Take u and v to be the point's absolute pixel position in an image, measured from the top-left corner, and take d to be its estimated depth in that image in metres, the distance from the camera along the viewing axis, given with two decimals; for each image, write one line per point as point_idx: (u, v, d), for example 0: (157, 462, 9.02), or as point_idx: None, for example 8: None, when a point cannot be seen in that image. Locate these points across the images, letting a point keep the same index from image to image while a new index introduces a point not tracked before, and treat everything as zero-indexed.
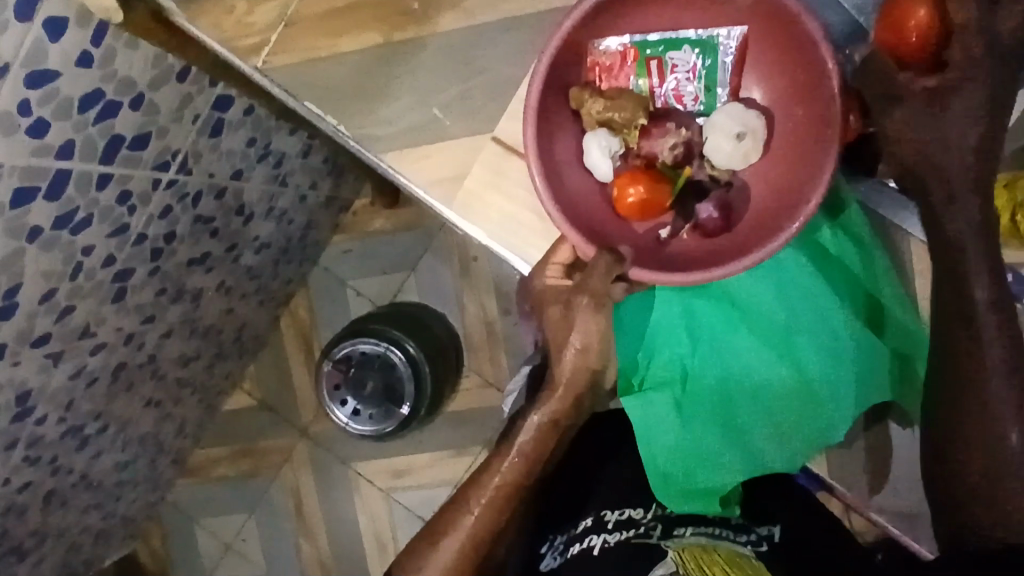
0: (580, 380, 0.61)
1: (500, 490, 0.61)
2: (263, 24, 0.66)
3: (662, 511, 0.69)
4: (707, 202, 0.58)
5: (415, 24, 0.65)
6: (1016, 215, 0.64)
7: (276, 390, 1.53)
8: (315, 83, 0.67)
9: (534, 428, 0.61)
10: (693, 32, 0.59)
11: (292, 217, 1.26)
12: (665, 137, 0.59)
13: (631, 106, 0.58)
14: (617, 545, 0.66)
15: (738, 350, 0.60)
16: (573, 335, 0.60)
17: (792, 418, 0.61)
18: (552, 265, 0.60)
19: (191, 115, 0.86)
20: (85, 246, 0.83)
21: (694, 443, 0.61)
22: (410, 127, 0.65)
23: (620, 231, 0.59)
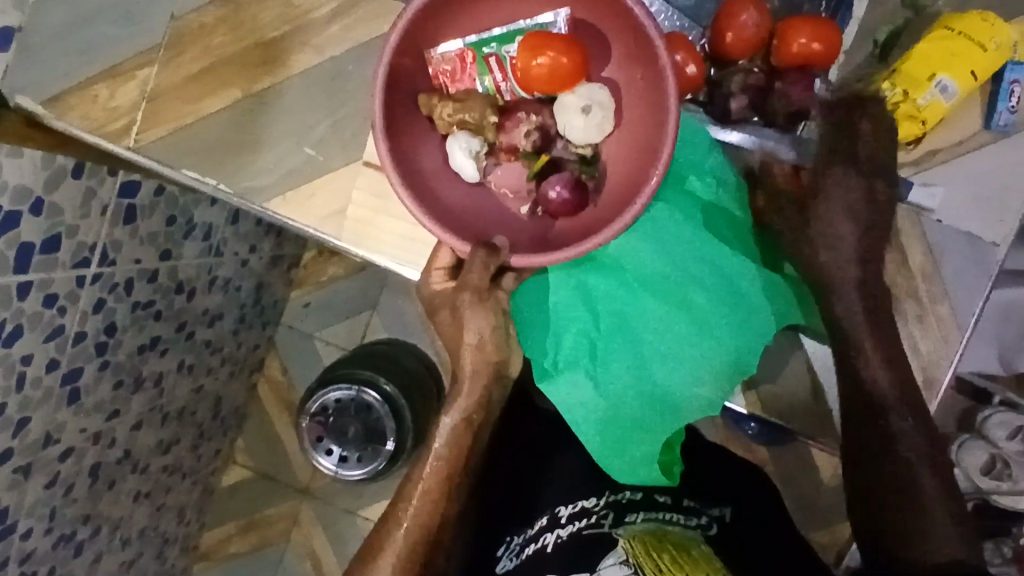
0: (482, 371, 0.65)
1: (428, 491, 0.67)
2: (127, 106, 0.68)
3: (613, 497, 0.75)
4: (563, 180, 0.61)
5: (271, 72, 0.68)
6: None
7: (270, 456, 1.54)
8: (188, 150, 0.68)
9: (448, 430, 0.67)
10: (523, 22, 0.64)
11: (239, 284, 1.28)
12: (520, 126, 0.62)
13: (480, 103, 0.61)
14: (569, 539, 0.72)
15: (637, 314, 0.65)
16: (467, 332, 0.64)
17: (702, 366, 0.65)
18: (438, 271, 0.64)
19: (99, 207, 0.88)
20: (22, 355, 0.85)
21: (614, 410, 0.66)
22: (288, 173, 0.67)
23: (499, 225, 0.63)
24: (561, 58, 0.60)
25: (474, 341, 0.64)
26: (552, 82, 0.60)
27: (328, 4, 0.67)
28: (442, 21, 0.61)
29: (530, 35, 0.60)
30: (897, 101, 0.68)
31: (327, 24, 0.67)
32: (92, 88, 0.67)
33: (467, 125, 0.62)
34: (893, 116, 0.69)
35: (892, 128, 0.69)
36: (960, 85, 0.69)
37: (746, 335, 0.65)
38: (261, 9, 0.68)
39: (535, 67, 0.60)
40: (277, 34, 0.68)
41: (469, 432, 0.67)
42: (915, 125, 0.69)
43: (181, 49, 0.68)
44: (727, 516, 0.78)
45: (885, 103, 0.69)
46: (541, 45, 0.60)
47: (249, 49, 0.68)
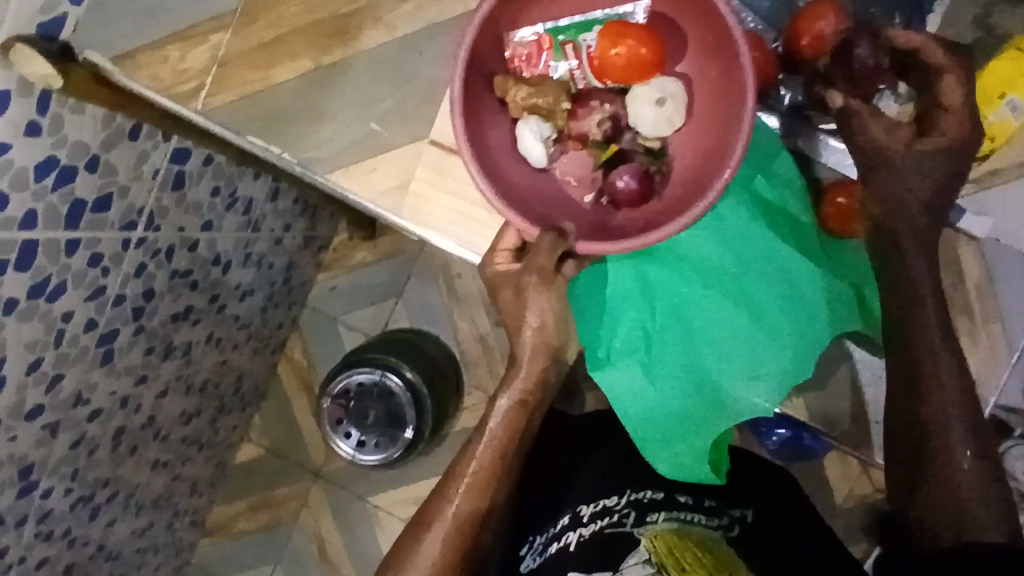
0: (542, 353, 0.67)
1: (479, 472, 0.69)
2: (197, 69, 0.68)
3: (636, 497, 0.80)
4: (630, 172, 0.62)
5: (342, 44, 0.68)
6: None
7: (284, 436, 1.54)
8: (254, 117, 0.69)
9: (503, 410, 0.69)
10: (600, 13, 0.65)
11: (271, 261, 1.28)
12: (591, 115, 0.63)
13: (553, 87, 0.62)
14: (591, 537, 0.78)
15: (693, 305, 0.67)
16: (529, 314, 0.65)
17: (757, 362, 0.66)
18: (502, 251, 0.64)
19: (150, 172, 0.88)
20: (63, 312, 0.86)
21: (667, 403, 0.67)
22: (353, 147, 0.67)
23: (563, 212, 0.64)
24: (637, 48, 0.61)
25: (535, 324, 0.66)
26: (627, 71, 0.62)
27: None
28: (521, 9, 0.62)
29: (609, 25, 0.61)
30: None
31: (400, 2, 0.67)
32: (163, 50, 0.68)
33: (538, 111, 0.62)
34: None
35: None
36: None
37: (800, 337, 0.66)
38: None
39: (612, 55, 0.61)
40: (348, 9, 0.68)
41: (524, 414, 0.69)
42: (986, 142, 0.70)
43: (253, 17, 0.68)
44: (750, 517, 0.81)
45: None
46: (618, 34, 0.61)
47: (321, 21, 0.68)
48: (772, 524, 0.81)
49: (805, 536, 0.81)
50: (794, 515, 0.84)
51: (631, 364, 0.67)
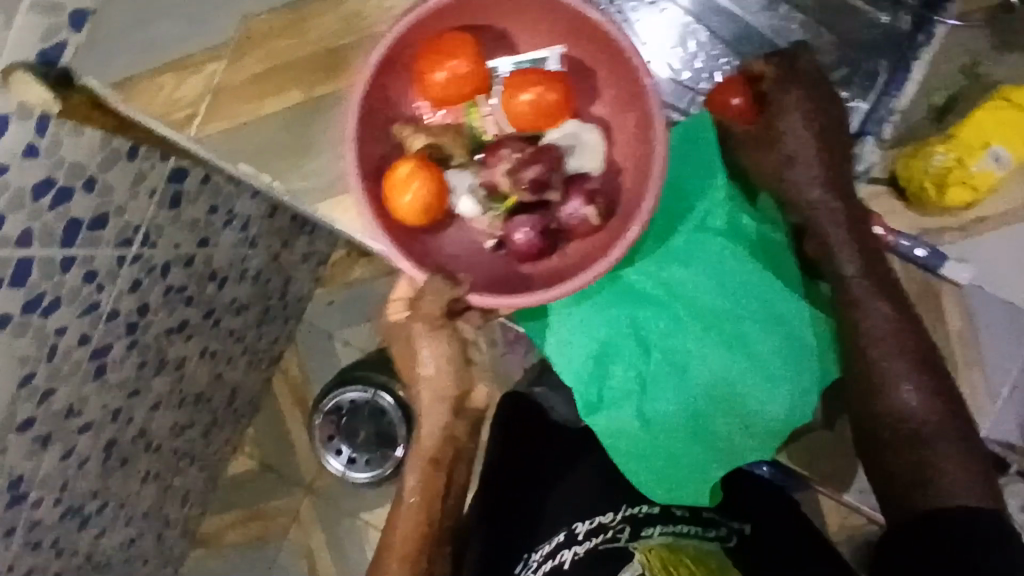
0: (437, 400, 0.74)
1: (410, 537, 0.75)
2: (192, 97, 0.69)
3: (631, 511, 0.76)
4: (523, 226, 0.72)
5: (331, 79, 0.70)
6: (927, 181, 0.74)
7: (277, 449, 1.55)
8: (244, 145, 0.70)
9: (418, 472, 0.75)
10: (528, 59, 0.77)
11: (268, 276, 1.29)
12: (502, 163, 0.72)
13: (456, 138, 0.75)
14: (586, 554, 0.73)
15: (679, 353, 0.73)
16: (423, 361, 0.72)
17: (734, 405, 0.73)
18: (398, 301, 0.74)
19: (147, 190, 0.89)
20: (57, 327, 0.87)
21: (655, 443, 0.74)
22: (326, 181, 0.71)
23: (469, 257, 0.76)
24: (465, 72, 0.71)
25: (428, 365, 0.72)
26: (421, 210, 0.71)
27: (394, 20, 0.70)
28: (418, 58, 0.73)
29: (512, 78, 0.73)
30: (951, 164, 0.74)
31: (390, 38, 0.69)
32: (158, 78, 0.68)
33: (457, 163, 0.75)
34: (946, 178, 0.74)
35: (945, 189, 0.75)
36: (1010, 154, 0.74)
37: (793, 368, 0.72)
38: (331, 16, 0.69)
39: (436, 83, 0.71)
40: (342, 44, 0.70)
41: (439, 471, 0.76)
42: (965, 191, 0.75)
43: (247, 49, 0.69)
44: (747, 529, 0.79)
45: (940, 165, 0.74)
46: (415, 168, 0.71)
47: (314, 54, 0.70)
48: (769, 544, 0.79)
49: (798, 543, 0.79)
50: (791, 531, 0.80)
51: (612, 406, 0.74)
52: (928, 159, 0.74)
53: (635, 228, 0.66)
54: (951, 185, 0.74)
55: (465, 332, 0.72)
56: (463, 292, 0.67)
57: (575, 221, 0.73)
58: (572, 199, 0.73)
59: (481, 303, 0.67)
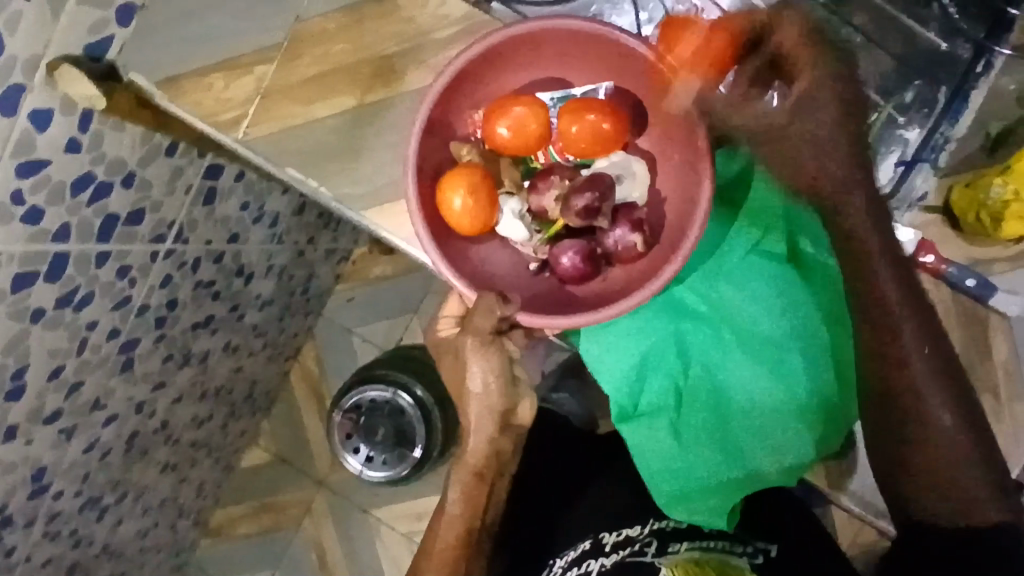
0: (484, 416, 0.72)
1: (447, 547, 0.78)
2: (240, 99, 0.68)
3: (659, 526, 0.77)
4: (567, 251, 0.69)
5: (385, 85, 0.68)
6: (983, 214, 0.77)
7: (291, 442, 1.55)
8: (294, 150, 0.68)
9: (457, 487, 0.76)
10: (576, 89, 0.71)
11: (292, 272, 1.29)
12: (550, 189, 0.68)
13: (507, 167, 0.72)
14: (613, 566, 0.75)
15: (721, 370, 0.70)
16: (471, 379, 0.70)
17: (773, 424, 0.70)
18: (447, 319, 0.74)
19: (183, 187, 0.89)
20: (88, 321, 0.87)
21: (691, 465, 0.70)
22: (385, 184, 0.68)
23: (513, 278, 0.72)
24: (527, 118, 0.67)
25: (479, 382, 0.70)
26: (473, 218, 0.67)
27: (449, 28, 0.67)
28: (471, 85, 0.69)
29: (569, 104, 0.68)
30: (1007, 198, 0.76)
31: (444, 47, 0.67)
32: (208, 77, 0.68)
33: (506, 190, 0.71)
34: (1003, 212, 0.77)
35: (1001, 224, 0.77)
36: None
37: (824, 401, 0.70)
38: (385, 23, 0.67)
39: (500, 133, 0.67)
40: (399, 49, 0.67)
41: (479, 486, 0.75)
42: (1017, 224, 0.77)
43: (299, 52, 0.68)
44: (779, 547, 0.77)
45: (996, 198, 0.76)
46: (468, 180, 0.67)
47: (367, 60, 0.68)
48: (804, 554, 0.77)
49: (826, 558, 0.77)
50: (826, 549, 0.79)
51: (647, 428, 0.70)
52: (984, 192, 0.77)
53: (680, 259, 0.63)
54: (1006, 219, 0.77)
55: (510, 348, 0.70)
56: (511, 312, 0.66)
57: (621, 249, 0.68)
58: (617, 226, 0.68)
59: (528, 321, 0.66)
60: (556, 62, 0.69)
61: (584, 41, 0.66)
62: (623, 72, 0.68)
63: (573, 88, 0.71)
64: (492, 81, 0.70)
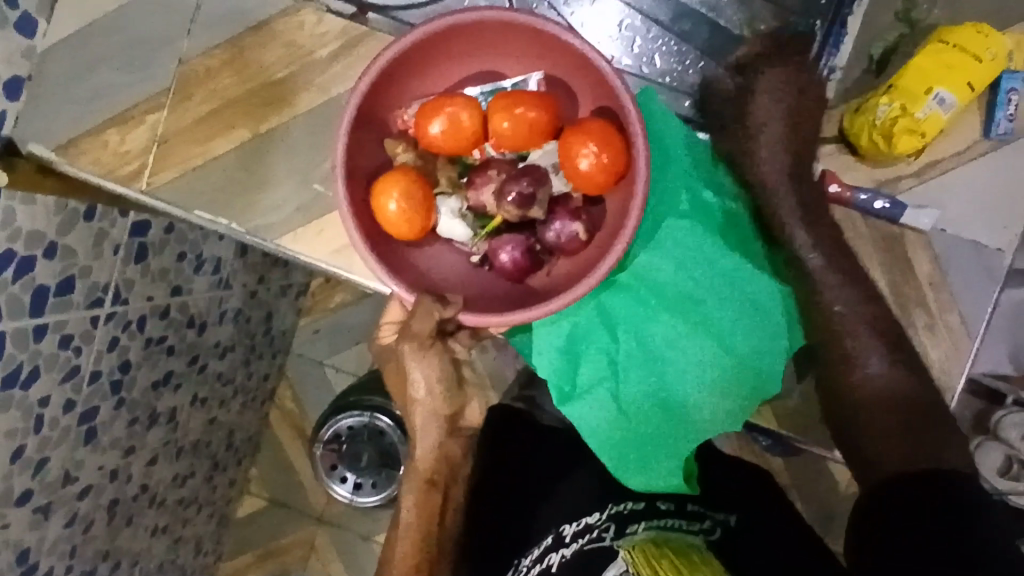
0: (433, 420, 0.73)
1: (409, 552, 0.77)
2: (138, 150, 0.68)
3: (615, 510, 0.78)
4: (507, 247, 0.69)
5: (276, 111, 0.67)
6: (874, 135, 0.66)
7: (283, 484, 1.54)
8: (198, 190, 0.68)
9: (414, 492, 0.76)
10: (507, 82, 0.72)
11: (248, 314, 1.28)
12: (487, 184, 0.69)
13: (443, 167, 0.71)
14: (573, 555, 0.76)
15: (654, 339, 0.69)
16: (415, 385, 0.71)
17: (712, 385, 0.69)
18: (387, 325, 0.74)
19: (111, 248, 0.89)
20: (40, 398, 0.86)
21: (629, 426, 0.70)
22: (296, 210, 0.67)
23: (452, 278, 0.72)
24: (462, 116, 0.67)
25: (422, 388, 0.71)
26: (410, 223, 0.66)
27: (329, 45, 0.67)
28: (400, 83, 0.69)
29: (500, 98, 0.68)
30: (896, 115, 0.66)
31: (329, 64, 0.67)
32: (103, 134, 0.68)
33: (441, 190, 0.70)
34: (893, 131, 0.65)
35: (894, 142, 0.66)
36: (957, 97, 0.67)
37: (762, 354, 0.69)
38: (267, 51, 0.67)
39: (432, 131, 0.67)
40: (285, 73, 0.67)
41: (435, 490, 0.77)
42: (917, 140, 0.66)
43: (188, 92, 0.68)
44: (733, 521, 0.79)
45: (884, 117, 0.66)
46: (402, 185, 0.66)
47: (256, 89, 0.67)
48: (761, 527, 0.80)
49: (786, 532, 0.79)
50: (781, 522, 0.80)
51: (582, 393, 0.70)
52: (872, 113, 0.67)
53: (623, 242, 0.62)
54: (900, 136, 0.65)
55: (453, 347, 0.71)
56: (454, 312, 0.65)
57: (564, 240, 0.69)
58: (556, 218, 0.69)
59: (474, 321, 0.65)
60: (487, 55, 0.70)
61: (512, 33, 0.67)
62: (554, 62, 0.69)
63: (503, 81, 0.72)
64: (424, 77, 0.70)
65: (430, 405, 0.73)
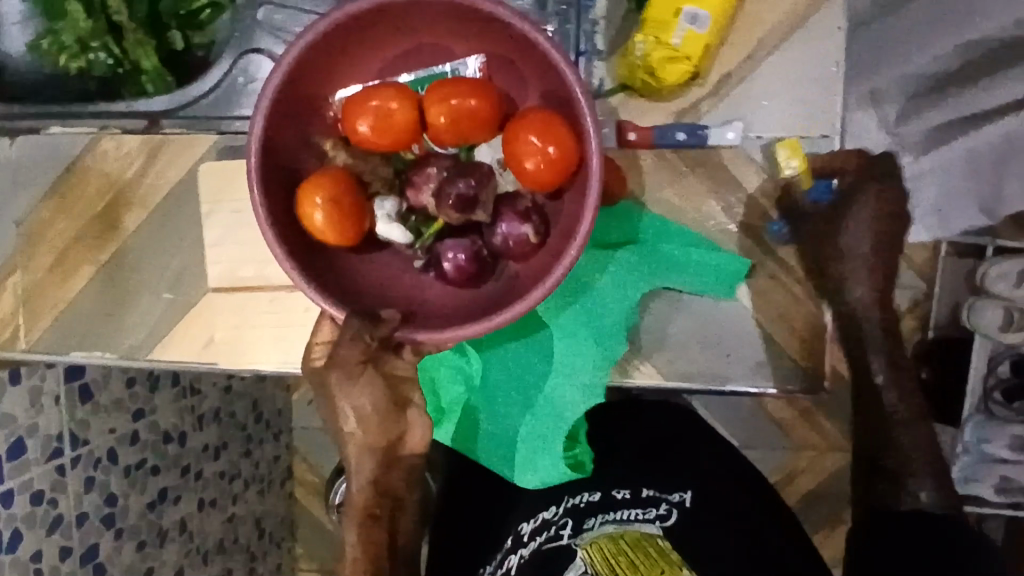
0: (363, 449, 0.63)
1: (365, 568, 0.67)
2: (8, 315, 0.72)
3: (571, 502, 0.78)
4: (452, 249, 0.61)
5: (111, 238, 0.70)
6: (641, 73, 0.65)
7: (329, 553, 1.58)
8: (71, 333, 0.72)
9: (355, 528, 0.66)
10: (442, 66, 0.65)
11: (230, 409, 1.33)
12: (427, 184, 0.61)
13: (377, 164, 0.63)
14: (530, 557, 0.75)
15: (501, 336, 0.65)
16: (343, 417, 0.62)
17: (563, 363, 0.64)
18: (318, 347, 0.63)
19: (51, 399, 0.94)
20: (31, 554, 0.92)
21: (506, 432, 0.65)
22: (158, 321, 0.70)
23: (398, 289, 0.64)
24: (390, 106, 0.60)
25: (353, 418, 0.62)
26: (338, 231, 0.59)
27: (135, 161, 0.70)
28: (326, 70, 0.62)
29: (436, 87, 0.60)
30: (651, 50, 0.64)
31: (141, 178, 0.70)
32: None
33: (375, 191, 0.62)
34: (654, 65, 0.64)
35: (661, 75, 0.64)
36: (710, 10, 0.63)
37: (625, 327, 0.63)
38: (86, 186, 0.71)
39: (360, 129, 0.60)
40: (107, 201, 0.70)
41: (378, 523, 0.67)
42: (682, 66, 0.63)
43: (32, 248, 0.72)
44: (688, 501, 0.80)
45: (641, 55, 0.64)
46: (331, 186, 0.59)
47: (88, 225, 0.71)
48: (713, 503, 0.82)
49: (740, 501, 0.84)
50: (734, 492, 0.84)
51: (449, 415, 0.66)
52: (633, 51, 0.65)
53: (572, 251, 0.55)
54: (662, 69, 0.64)
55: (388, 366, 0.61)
56: (391, 330, 0.57)
57: (512, 244, 0.61)
58: (503, 221, 0.61)
59: (419, 336, 0.57)
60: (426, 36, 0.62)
61: (443, 12, 0.59)
62: (497, 42, 0.61)
63: (440, 64, 0.65)
64: (349, 65, 0.63)
65: (360, 441, 0.63)
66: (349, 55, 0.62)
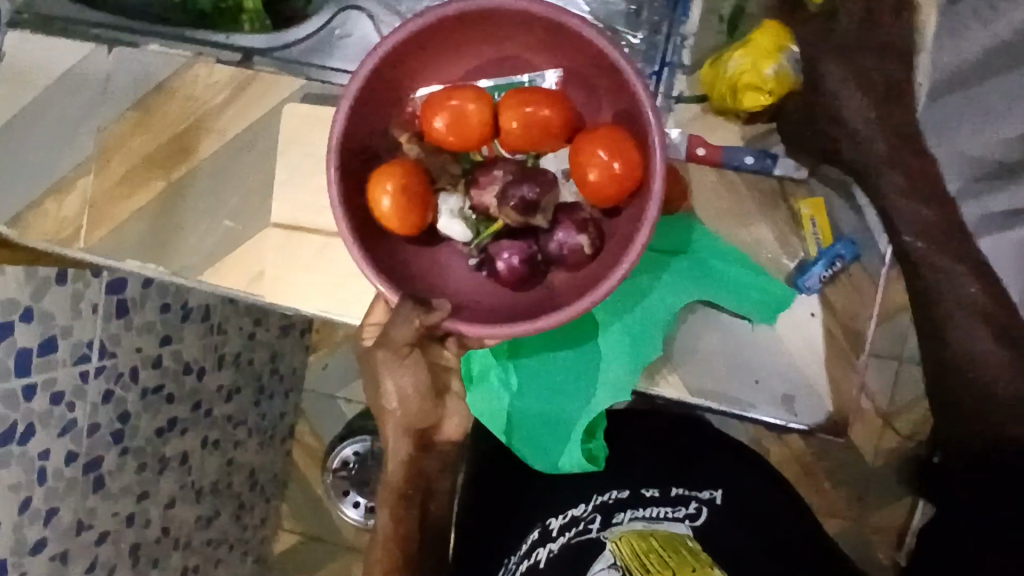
0: (412, 412, 0.63)
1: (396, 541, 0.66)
2: (73, 215, 0.74)
3: (601, 500, 0.80)
4: (509, 251, 0.62)
5: (184, 160, 0.73)
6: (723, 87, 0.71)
7: (316, 518, 1.59)
8: (128, 243, 0.74)
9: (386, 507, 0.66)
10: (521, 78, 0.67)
11: (249, 356, 1.36)
12: (492, 185, 0.62)
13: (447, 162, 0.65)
14: (560, 552, 0.76)
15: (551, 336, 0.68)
16: (387, 390, 0.62)
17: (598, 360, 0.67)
18: (369, 326, 0.64)
19: (89, 307, 0.97)
20: (40, 451, 0.94)
21: (529, 414, 0.69)
22: (213, 246, 0.72)
23: (450, 285, 0.66)
24: (467, 107, 0.62)
25: (394, 399, 0.62)
26: (402, 218, 0.61)
27: (221, 93, 0.73)
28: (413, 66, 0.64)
29: (513, 94, 0.62)
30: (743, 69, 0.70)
31: (222, 110, 0.73)
32: (42, 206, 0.74)
33: (442, 186, 0.65)
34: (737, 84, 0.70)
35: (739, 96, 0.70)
36: None
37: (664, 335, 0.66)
38: (170, 107, 0.74)
39: (436, 125, 0.62)
40: (187, 125, 0.73)
41: (410, 507, 0.66)
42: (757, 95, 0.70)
43: (107, 158, 0.75)
44: (718, 499, 0.82)
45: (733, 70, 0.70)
46: (400, 176, 0.61)
47: (164, 144, 0.74)
48: (741, 506, 0.82)
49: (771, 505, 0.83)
50: (771, 498, 0.84)
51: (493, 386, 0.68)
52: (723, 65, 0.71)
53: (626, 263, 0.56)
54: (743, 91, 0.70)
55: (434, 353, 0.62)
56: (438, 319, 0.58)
57: (566, 251, 0.62)
58: (560, 228, 0.62)
59: (466, 329, 0.58)
60: (508, 45, 0.64)
61: (523, 24, 0.61)
62: (575, 60, 0.63)
63: (519, 76, 0.67)
64: (436, 64, 0.65)
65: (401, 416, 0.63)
66: (436, 55, 0.64)
